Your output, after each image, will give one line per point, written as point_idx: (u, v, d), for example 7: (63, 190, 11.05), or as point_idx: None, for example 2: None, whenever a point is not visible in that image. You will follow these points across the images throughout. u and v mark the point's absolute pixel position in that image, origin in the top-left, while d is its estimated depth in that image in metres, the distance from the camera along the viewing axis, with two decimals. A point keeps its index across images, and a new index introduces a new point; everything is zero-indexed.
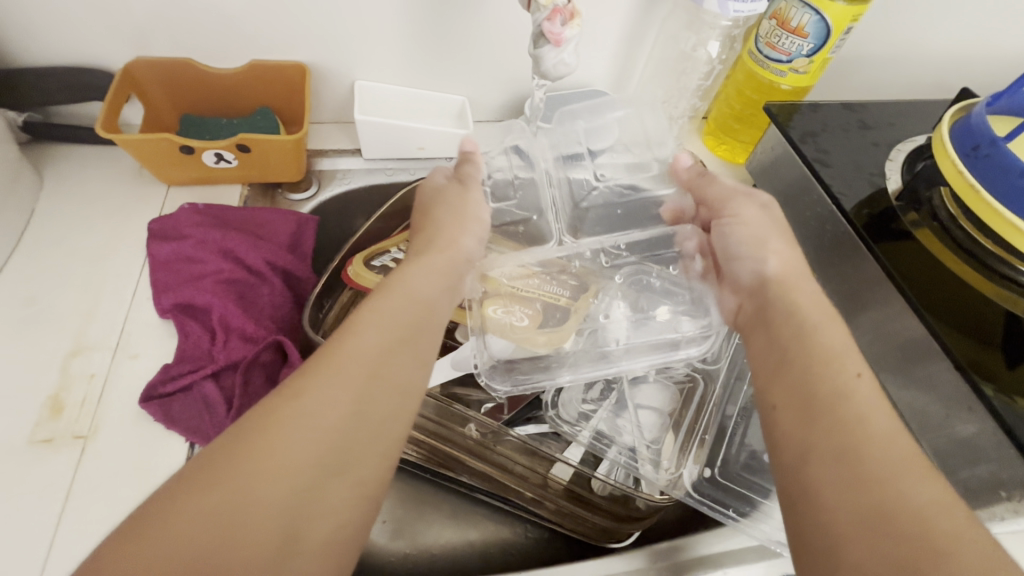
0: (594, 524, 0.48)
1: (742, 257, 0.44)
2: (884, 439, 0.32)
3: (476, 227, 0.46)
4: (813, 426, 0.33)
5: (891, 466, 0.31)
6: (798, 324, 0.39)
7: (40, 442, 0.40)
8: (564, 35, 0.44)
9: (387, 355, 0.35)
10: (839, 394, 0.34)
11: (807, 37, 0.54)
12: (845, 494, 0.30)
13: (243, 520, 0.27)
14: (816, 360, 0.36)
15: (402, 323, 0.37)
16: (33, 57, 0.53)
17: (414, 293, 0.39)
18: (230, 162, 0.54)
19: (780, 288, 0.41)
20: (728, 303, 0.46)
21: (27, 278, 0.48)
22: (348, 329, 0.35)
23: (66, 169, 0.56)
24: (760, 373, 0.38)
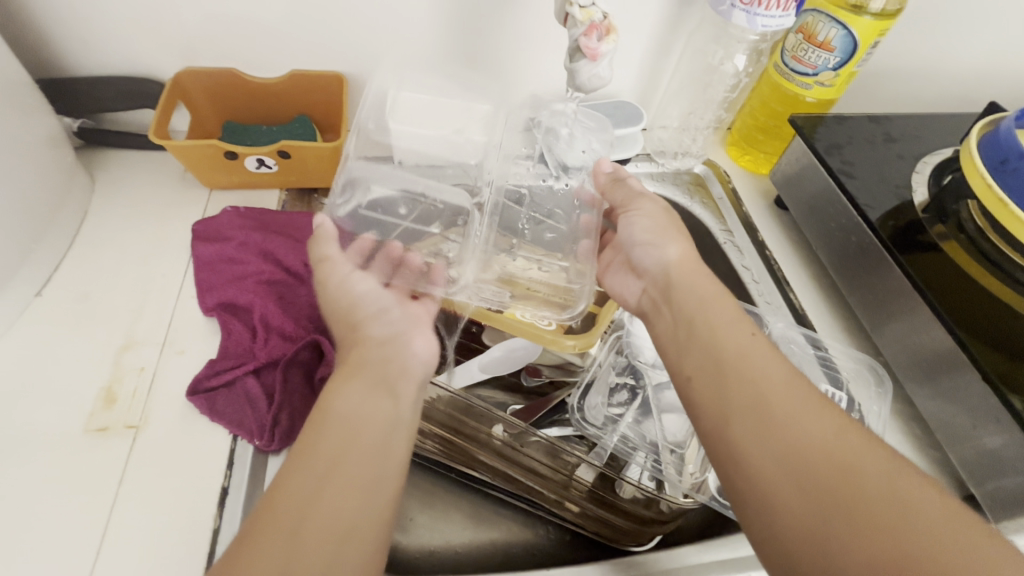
0: (617, 526, 0.49)
1: (643, 244, 0.46)
2: (784, 383, 0.35)
3: (384, 316, 0.44)
4: (723, 385, 0.36)
5: (823, 436, 0.32)
6: (698, 301, 0.41)
7: (95, 430, 0.42)
8: (600, 50, 0.46)
9: (324, 487, 0.33)
10: (737, 348, 0.37)
11: (834, 51, 0.55)
12: (764, 444, 0.33)
13: None
14: (714, 329, 0.39)
15: (334, 450, 0.35)
16: (90, 67, 0.56)
17: (337, 416, 0.36)
18: (270, 168, 0.56)
19: (680, 275, 0.43)
20: (631, 289, 0.48)
21: (81, 275, 0.51)
22: (285, 474, 0.34)
23: (116, 173, 0.59)
24: (671, 347, 0.40)
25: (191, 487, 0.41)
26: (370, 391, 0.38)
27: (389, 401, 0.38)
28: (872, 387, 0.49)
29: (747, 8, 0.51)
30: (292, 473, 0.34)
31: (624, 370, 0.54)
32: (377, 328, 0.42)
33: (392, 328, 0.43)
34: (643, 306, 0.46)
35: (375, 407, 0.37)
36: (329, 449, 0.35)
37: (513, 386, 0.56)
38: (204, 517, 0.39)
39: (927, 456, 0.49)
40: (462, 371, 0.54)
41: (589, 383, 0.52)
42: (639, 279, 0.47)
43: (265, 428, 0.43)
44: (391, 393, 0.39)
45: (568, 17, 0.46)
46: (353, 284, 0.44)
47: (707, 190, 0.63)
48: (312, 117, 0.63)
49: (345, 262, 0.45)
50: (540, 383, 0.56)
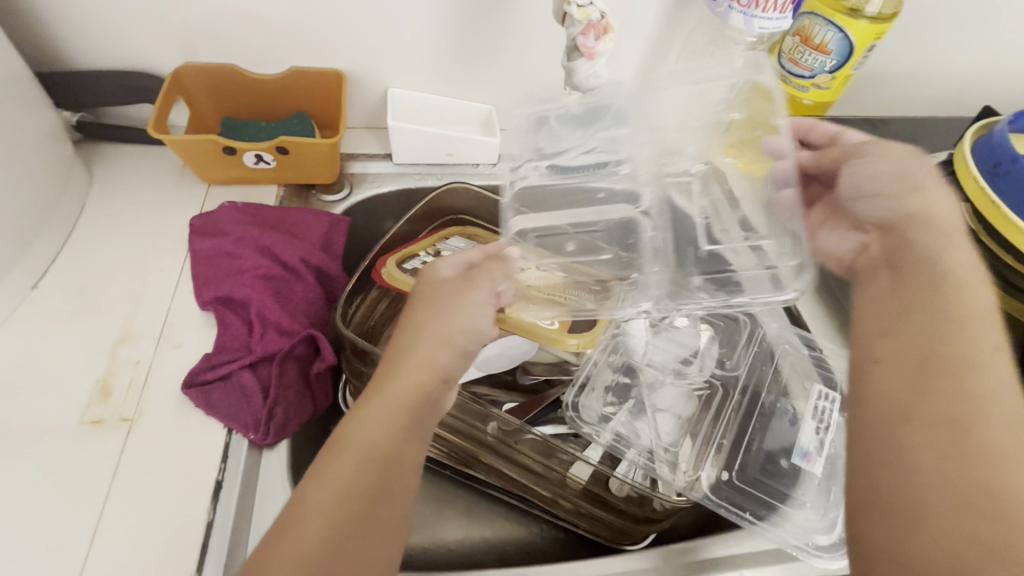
0: (610, 524, 0.49)
1: (871, 195, 0.42)
2: (1010, 421, 0.30)
3: (469, 355, 0.38)
4: (924, 376, 0.32)
5: (1001, 453, 0.29)
6: (940, 272, 0.36)
7: (90, 422, 0.42)
8: (597, 49, 0.47)
9: (350, 530, 0.32)
10: (983, 353, 0.32)
11: (830, 54, 0.55)
12: (944, 462, 0.29)
13: None
14: (958, 320, 0.34)
15: (365, 488, 0.33)
16: (90, 62, 0.57)
17: (369, 450, 0.34)
18: (268, 163, 0.56)
19: (919, 229, 0.38)
20: (848, 245, 0.43)
21: (78, 269, 0.51)
22: (315, 499, 0.32)
23: (114, 168, 0.59)
24: (877, 322, 0.36)
25: (185, 480, 0.41)
26: (408, 431, 0.35)
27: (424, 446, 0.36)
28: None
29: (744, 10, 0.51)
30: (325, 497, 0.32)
31: (619, 368, 0.54)
32: (446, 357, 0.37)
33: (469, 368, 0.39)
34: (859, 264, 0.42)
35: (411, 450, 0.35)
36: (363, 483, 0.33)
37: (510, 383, 0.56)
38: (199, 510, 0.39)
39: None
40: None
41: (584, 381, 0.52)
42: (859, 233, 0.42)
43: (261, 422, 0.44)
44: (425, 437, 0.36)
45: (564, 16, 0.46)
46: (442, 303, 0.38)
47: None
48: (311, 114, 0.63)
49: (474, 288, 0.40)
50: (536, 382, 0.56)
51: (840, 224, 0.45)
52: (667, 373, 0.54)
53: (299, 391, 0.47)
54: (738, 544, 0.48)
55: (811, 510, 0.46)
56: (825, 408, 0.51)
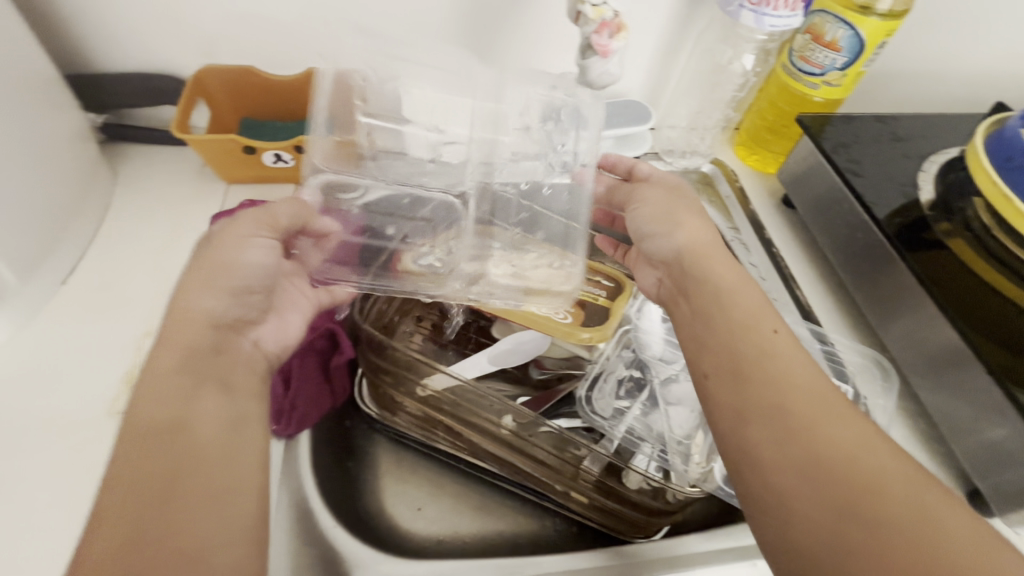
0: (623, 516, 0.50)
1: (651, 236, 0.47)
2: (810, 391, 0.35)
3: (243, 294, 0.41)
4: (742, 387, 0.37)
5: (819, 422, 0.34)
6: (716, 296, 0.41)
7: (118, 412, 0.44)
8: (611, 47, 0.47)
9: (165, 503, 0.31)
10: (766, 349, 0.38)
11: (841, 51, 0.56)
12: (785, 449, 0.34)
13: None
14: (740, 327, 0.39)
15: (172, 462, 0.33)
16: (115, 64, 0.58)
17: (164, 424, 0.34)
18: (286, 162, 0.57)
19: (692, 261, 0.44)
20: (649, 279, 0.50)
21: (104, 264, 0.52)
22: (119, 489, 0.31)
23: (137, 167, 0.60)
24: (690, 341, 0.42)
25: None
26: (195, 390, 0.36)
27: (228, 397, 0.37)
28: (879, 380, 0.50)
29: (755, 8, 0.52)
30: (128, 484, 0.31)
31: (632, 364, 0.55)
32: (207, 302, 0.38)
33: (256, 306, 0.42)
34: (662, 295, 0.48)
35: (210, 406, 0.36)
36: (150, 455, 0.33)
37: (519, 377, 0.56)
38: None
39: (934, 451, 0.50)
40: (470, 361, 0.55)
41: (597, 376, 0.53)
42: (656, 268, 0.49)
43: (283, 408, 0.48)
44: (227, 388, 0.38)
45: (578, 16, 0.47)
46: (225, 246, 0.40)
47: (715, 189, 0.64)
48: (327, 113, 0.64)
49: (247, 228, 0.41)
50: (547, 377, 0.56)
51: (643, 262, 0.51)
52: (680, 367, 0.54)
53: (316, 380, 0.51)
54: (744, 534, 0.50)
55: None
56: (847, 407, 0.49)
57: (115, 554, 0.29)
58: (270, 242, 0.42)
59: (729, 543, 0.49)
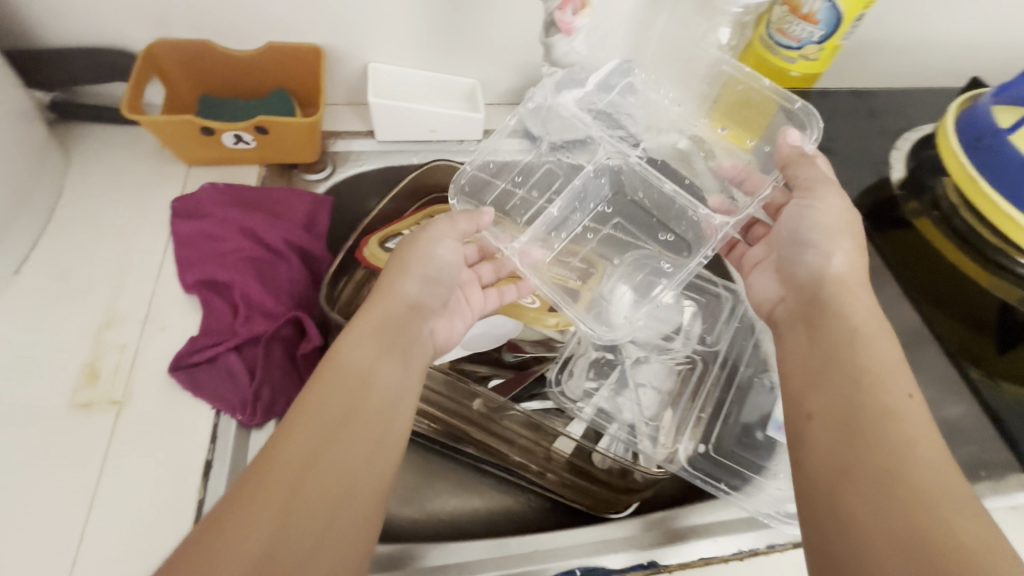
0: (591, 495, 0.51)
1: (811, 247, 0.43)
2: (934, 464, 0.30)
3: (433, 284, 0.46)
4: (853, 438, 0.32)
5: (933, 489, 0.29)
6: (851, 331, 0.37)
7: (79, 406, 0.43)
8: (574, 25, 0.49)
9: (327, 447, 0.35)
10: (889, 401, 0.33)
11: (819, 24, 0.55)
12: (884, 516, 0.29)
13: (297, 514, 0.32)
14: (868, 378, 0.34)
15: (349, 408, 0.37)
16: (59, 39, 0.55)
17: (354, 371, 0.39)
18: (248, 143, 0.55)
19: (835, 289, 0.40)
20: (769, 292, 0.46)
21: (61, 253, 0.51)
22: (315, 433, 0.35)
23: (90, 148, 0.58)
24: (798, 379, 0.37)
25: (175, 461, 0.42)
26: (383, 354, 0.40)
27: (399, 368, 0.41)
28: None
29: None
30: (314, 420, 0.36)
31: (601, 345, 0.55)
32: (410, 285, 0.44)
33: (442, 300, 0.47)
34: (777, 314, 0.44)
35: (390, 373, 0.40)
36: (341, 399, 0.37)
37: (495, 360, 0.56)
38: (189, 489, 0.41)
39: None
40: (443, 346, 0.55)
41: (567, 358, 0.53)
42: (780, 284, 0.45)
43: (249, 403, 0.44)
44: (402, 359, 0.41)
45: None
46: (427, 237, 0.46)
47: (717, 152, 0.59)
48: (290, 90, 0.62)
49: (450, 230, 0.46)
50: (523, 359, 0.56)
51: (763, 275, 0.48)
52: (650, 349, 0.55)
53: (284, 371, 0.47)
54: (715, 512, 0.47)
55: (782, 480, 0.47)
56: None
57: (292, 478, 0.33)
58: (459, 247, 0.48)
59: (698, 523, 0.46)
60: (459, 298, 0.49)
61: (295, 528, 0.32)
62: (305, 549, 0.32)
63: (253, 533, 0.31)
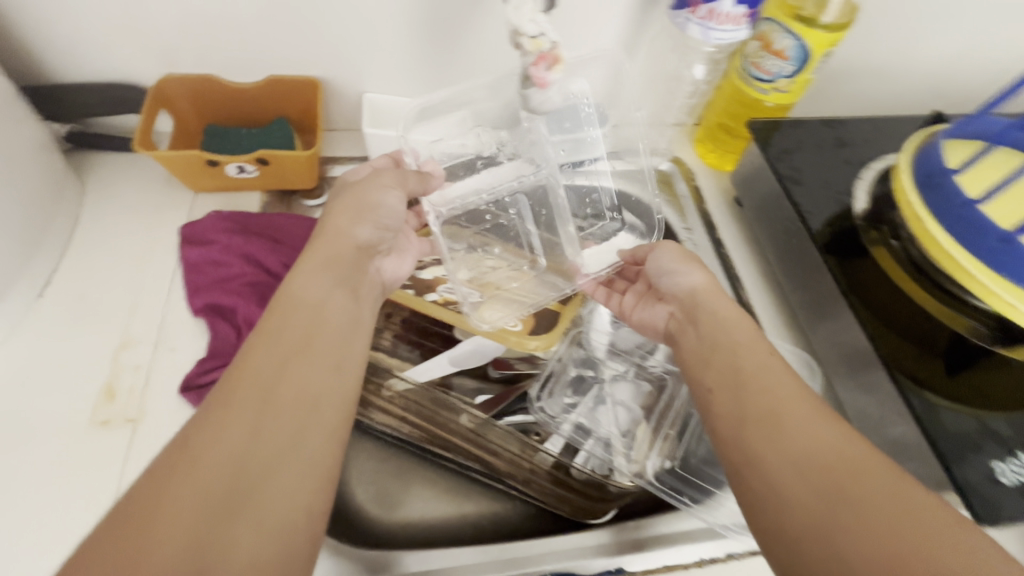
0: (572, 501, 0.54)
1: (674, 273, 0.52)
2: (797, 398, 0.38)
3: (382, 229, 0.49)
4: (743, 397, 0.40)
5: (802, 422, 0.37)
6: (719, 319, 0.46)
7: (98, 422, 0.47)
8: (548, 79, 0.49)
9: (289, 372, 0.38)
10: (758, 368, 0.41)
11: (788, 60, 0.57)
12: (777, 449, 0.36)
13: (267, 430, 0.35)
14: (737, 349, 0.43)
15: (309, 339, 0.40)
16: (76, 75, 0.59)
17: (308, 304, 0.41)
18: (250, 173, 0.59)
19: (705, 297, 0.49)
20: (660, 315, 0.53)
21: (78, 278, 0.55)
22: (275, 358, 0.38)
23: (104, 175, 0.62)
24: (696, 365, 0.45)
25: None
26: (334, 290, 0.43)
27: (350, 300, 0.44)
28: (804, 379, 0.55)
29: (701, 22, 0.53)
30: (270, 353, 0.38)
31: (581, 363, 0.59)
32: (362, 230, 0.47)
33: (387, 242, 0.51)
34: (671, 329, 0.51)
35: (340, 306, 0.43)
36: (296, 333, 0.40)
37: (482, 373, 0.60)
38: None
39: None
40: (433, 364, 0.59)
41: (547, 376, 0.58)
42: (666, 304, 0.53)
43: None
44: (352, 292, 0.45)
45: (517, 46, 0.48)
46: (369, 185, 0.49)
47: (672, 188, 0.67)
48: (289, 118, 0.65)
49: (388, 178, 0.50)
50: (509, 374, 0.60)
51: (650, 301, 0.55)
52: (626, 367, 0.59)
53: None
54: (680, 523, 0.51)
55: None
56: None
57: (255, 402, 0.36)
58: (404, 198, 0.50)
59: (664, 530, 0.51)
60: (404, 240, 0.55)
61: (267, 442, 0.35)
62: (276, 457, 0.34)
63: (224, 449, 0.33)
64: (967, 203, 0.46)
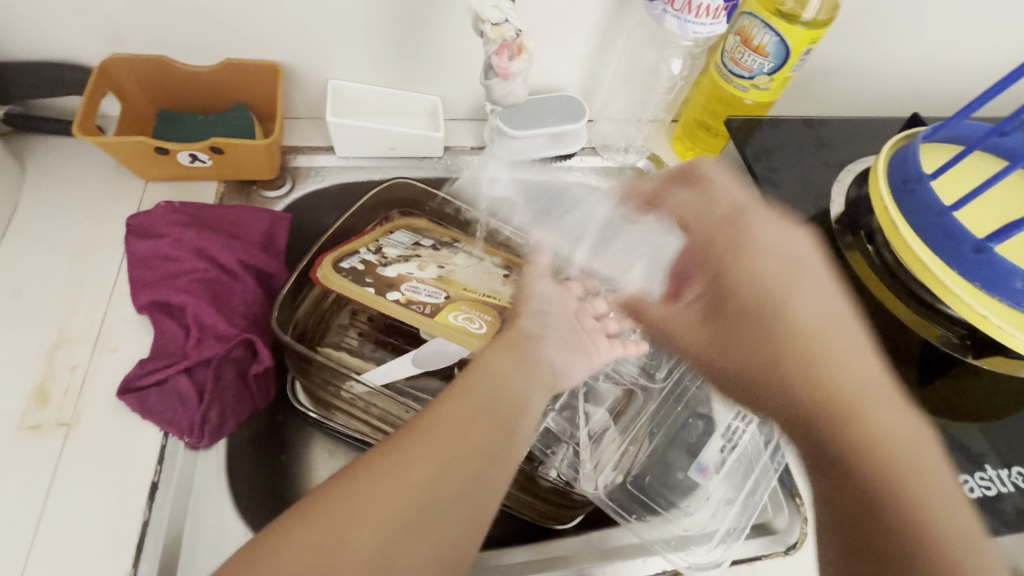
0: (537, 509, 0.53)
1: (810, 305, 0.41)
2: (905, 443, 0.35)
3: (539, 317, 0.46)
4: (873, 450, 0.34)
5: (936, 496, 0.33)
6: (790, 346, 0.39)
7: (28, 428, 0.44)
8: (511, 69, 0.47)
9: (434, 454, 0.34)
10: (894, 428, 0.35)
11: (767, 57, 0.55)
12: (858, 512, 0.34)
13: (398, 527, 0.31)
14: (846, 360, 0.38)
15: (465, 420, 0.36)
16: (12, 53, 0.55)
17: (489, 385, 0.38)
18: (204, 162, 0.56)
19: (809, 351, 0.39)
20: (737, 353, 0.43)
21: (13, 271, 0.51)
22: (435, 435, 0.35)
23: (47, 162, 0.58)
24: (746, 374, 0.40)
25: (122, 482, 0.43)
26: (522, 371, 0.40)
27: (530, 375, 0.40)
28: None
29: (677, 14, 0.51)
30: (423, 432, 0.35)
31: None
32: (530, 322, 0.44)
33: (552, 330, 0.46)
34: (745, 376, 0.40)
35: (524, 387, 0.39)
36: (462, 411, 0.36)
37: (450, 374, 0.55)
38: (135, 510, 0.42)
39: None
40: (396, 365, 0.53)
41: None
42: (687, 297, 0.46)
43: (197, 425, 0.45)
44: (533, 370, 0.41)
45: (480, 33, 0.46)
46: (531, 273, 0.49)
47: None
48: (249, 105, 0.62)
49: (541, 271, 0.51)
50: None
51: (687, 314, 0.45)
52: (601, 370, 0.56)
53: (235, 392, 0.48)
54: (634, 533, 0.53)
55: (694, 517, 0.49)
56: (737, 429, 0.53)
57: (392, 485, 0.32)
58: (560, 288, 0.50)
59: (601, 545, 0.52)
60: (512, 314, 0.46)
61: (400, 538, 0.31)
62: (436, 512, 0.32)
63: (354, 543, 0.30)
64: (943, 211, 0.45)
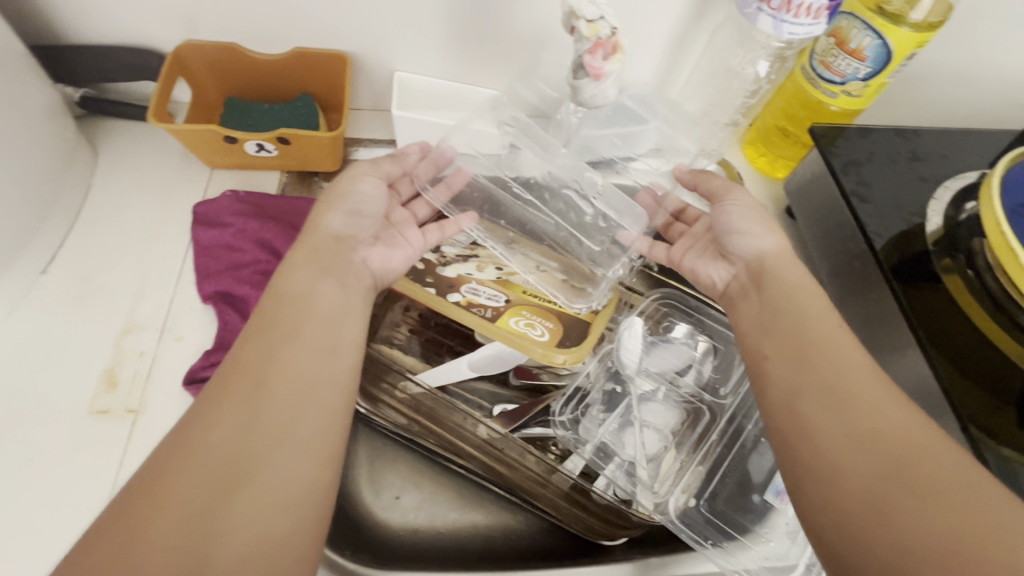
0: (589, 524, 0.51)
1: (738, 233, 0.50)
2: (863, 373, 0.39)
3: (356, 217, 0.49)
4: (800, 368, 0.40)
5: (871, 405, 0.37)
6: (787, 290, 0.45)
7: (97, 412, 0.45)
8: (605, 70, 0.44)
9: (266, 379, 0.37)
10: (823, 337, 0.41)
11: (865, 60, 0.51)
12: (844, 416, 0.36)
13: (265, 412, 0.36)
14: (802, 318, 0.43)
15: (296, 341, 0.39)
16: (92, 37, 0.55)
17: (300, 317, 0.41)
18: (270, 152, 0.55)
19: (774, 264, 0.47)
20: (719, 273, 0.51)
21: (85, 254, 0.52)
22: (253, 374, 0.37)
23: (118, 145, 0.58)
24: (752, 330, 0.45)
25: None
26: (333, 294, 0.43)
27: (335, 296, 0.43)
28: None
29: (774, 13, 0.47)
30: (240, 368, 0.38)
31: (612, 377, 0.55)
32: (334, 221, 0.48)
33: (367, 232, 0.49)
34: (731, 291, 0.49)
35: (332, 307, 0.42)
36: (281, 337, 0.39)
37: (500, 379, 0.56)
38: None
39: None
40: (450, 368, 0.54)
41: (574, 393, 0.53)
42: (729, 264, 0.50)
43: None
44: (339, 283, 0.44)
45: (573, 30, 0.44)
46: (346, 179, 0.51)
47: None
48: (314, 96, 0.61)
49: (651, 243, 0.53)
50: (534, 384, 0.55)
51: (710, 256, 0.52)
52: (659, 386, 0.54)
53: None
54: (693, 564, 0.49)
55: (773, 547, 0.47)
56: None
57: (240, 403, 0.36)
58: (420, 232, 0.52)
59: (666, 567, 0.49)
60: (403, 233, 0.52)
61: (264, 423, 0.36)
62: (288, 418, 0.36)
63: (209, 460, 0.33)
64: None
